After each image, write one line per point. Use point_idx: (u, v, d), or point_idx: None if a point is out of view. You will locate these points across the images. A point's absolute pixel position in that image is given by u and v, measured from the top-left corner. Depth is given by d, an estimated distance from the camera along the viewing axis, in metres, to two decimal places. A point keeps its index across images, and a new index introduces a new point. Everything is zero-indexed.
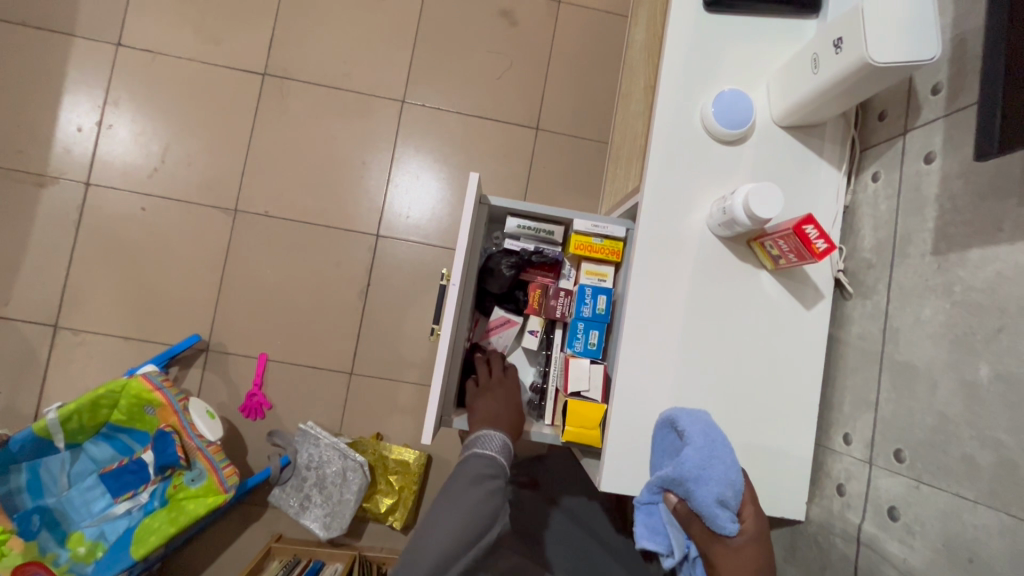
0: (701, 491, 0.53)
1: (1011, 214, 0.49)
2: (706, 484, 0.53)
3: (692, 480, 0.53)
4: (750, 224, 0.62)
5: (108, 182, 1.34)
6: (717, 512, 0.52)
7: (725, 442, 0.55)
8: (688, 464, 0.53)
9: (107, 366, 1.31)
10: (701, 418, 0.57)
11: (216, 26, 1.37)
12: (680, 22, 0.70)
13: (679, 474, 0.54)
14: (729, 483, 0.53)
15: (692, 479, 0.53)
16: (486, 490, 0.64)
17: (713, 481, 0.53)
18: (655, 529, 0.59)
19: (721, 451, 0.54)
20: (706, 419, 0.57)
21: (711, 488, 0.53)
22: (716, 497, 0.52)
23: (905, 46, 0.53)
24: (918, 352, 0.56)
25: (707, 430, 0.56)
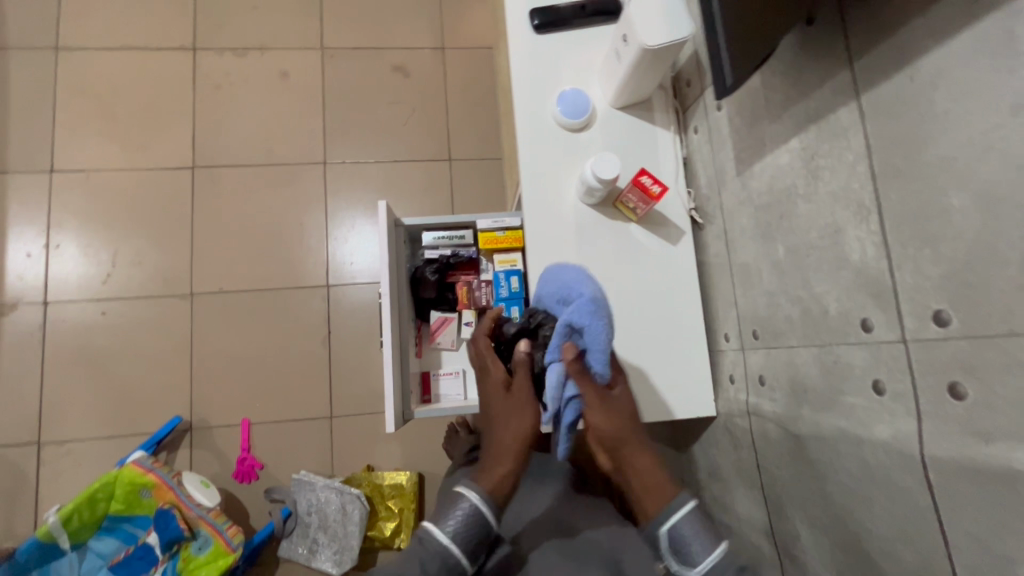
0: (592, 327, 0.63)
1: (768, 131, 0.65)
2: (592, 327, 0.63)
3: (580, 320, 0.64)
4: (603, 188, 0.78)
5: (66, 296, 1.42)
6: (599, 346, 0.64)
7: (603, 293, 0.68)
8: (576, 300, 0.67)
9: (95, 468, 1.36)
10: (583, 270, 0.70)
11: (140, 134, 1.50)
12: (518, 46, 0.87)
13: (576, 317, 0.64)
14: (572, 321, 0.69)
15: (586, 320, 0.64)
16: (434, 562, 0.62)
17: (593, 328, 0.63)
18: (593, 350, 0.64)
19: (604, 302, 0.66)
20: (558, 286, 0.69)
21: (596, 330, 0.63)
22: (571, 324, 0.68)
23: (666, 31, 0.70)
24: (748, 252, 0.71)
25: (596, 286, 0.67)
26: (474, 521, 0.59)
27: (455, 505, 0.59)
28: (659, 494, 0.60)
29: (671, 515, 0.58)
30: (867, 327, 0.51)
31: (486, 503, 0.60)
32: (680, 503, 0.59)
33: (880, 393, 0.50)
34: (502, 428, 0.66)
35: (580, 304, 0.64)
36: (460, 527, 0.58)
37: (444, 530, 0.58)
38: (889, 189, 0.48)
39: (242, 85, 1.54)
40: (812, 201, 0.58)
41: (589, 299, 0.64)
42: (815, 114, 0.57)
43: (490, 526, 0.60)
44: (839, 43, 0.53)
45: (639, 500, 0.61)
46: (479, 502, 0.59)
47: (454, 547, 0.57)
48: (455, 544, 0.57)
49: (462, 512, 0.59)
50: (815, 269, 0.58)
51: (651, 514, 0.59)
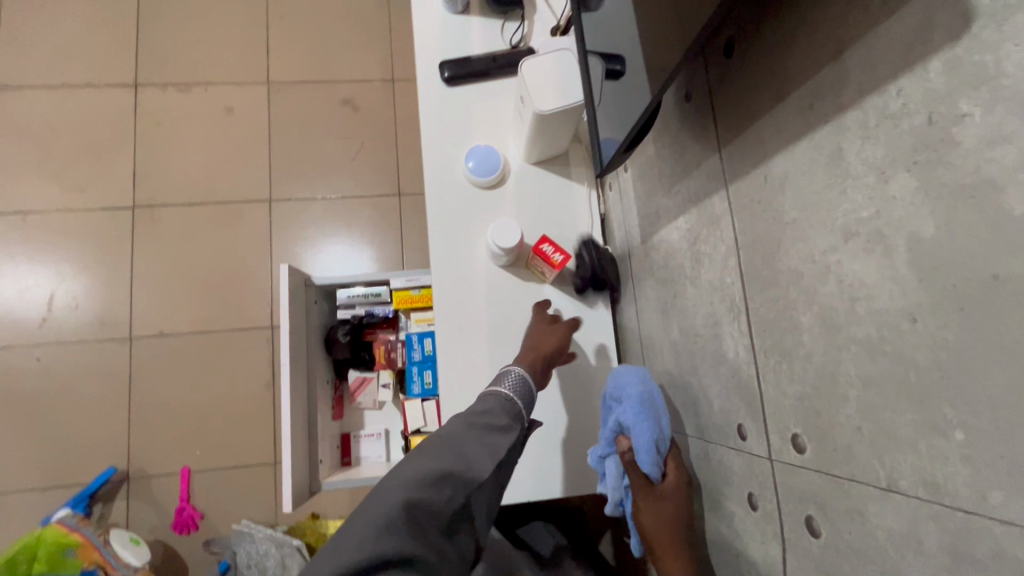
0: (637, 429, 0.56)
1: (662, 204, 0.62)
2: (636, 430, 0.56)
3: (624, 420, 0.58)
4: (506, 254, 0.75)
5: (0, 342, 1.38)
6: (646, 450, 0.55)
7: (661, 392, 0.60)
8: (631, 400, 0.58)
9: (27, 522, 1.31)
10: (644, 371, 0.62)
11: (80, 174, 1.47)
12: (428, 99, 0.84)
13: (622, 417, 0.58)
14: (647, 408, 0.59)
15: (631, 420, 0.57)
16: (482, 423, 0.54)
17: (637, 428, 0.56)
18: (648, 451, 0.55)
19: (658, 404, 0.58)
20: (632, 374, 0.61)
21: (642, 431, 0.56)
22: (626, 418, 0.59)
23: (561, 96, 0.67)
24: (652, 324, 0.68)
25: (651, 387, 0.59)
26: (525, 391, 0.60)
27: (503, 376, 0.60)
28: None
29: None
30: (742, 434, 0.47)
31: (532, 380, 0.62)
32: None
33: (753, 508, 0.46)
34: (544, 341, 0.70)
35: (627, 402, 0.58)
36: (513, 389, 0.59)
37: (503, 387, 0.59)
38: (753, 292, 0.44)
39: (185, 122, 1.51)
40: (697, 286, 0.54)
41: (636, 400, 0.58)
42: (695, 196, 0.53)
43: (534, 399, 0.60)
44: (709, 126, 0.49)
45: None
46: (525, 372, 0.61)
47: (515, 400, 0.58)
48: (516, 395, 0.58)
49: (513, 381, 0.60)
50: (701, 359, 0.55)
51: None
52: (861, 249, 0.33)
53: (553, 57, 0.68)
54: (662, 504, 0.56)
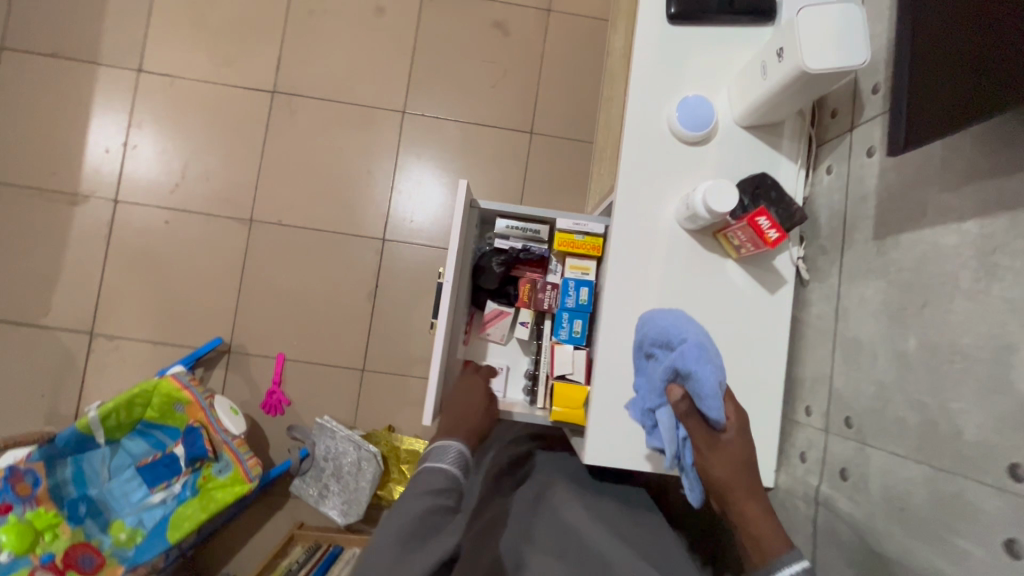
0: (701, 375, 0.59)
1: (932, 201, 0.55)
2: (700, 375, 0.59)
3: (683, 369, 0.61)
4: (710, 218, 0.69)
5: (134, 198, 1.44)
6: (711, 394, 0.59)
7: (705, 338, 0.66)
8: (689, 348, 0.61)
9: (139, 370, 1.41)
10: (682, 317, 0.68)
11: (228, 49, 1.47)
12: (646, 34, 0.77)
13: (681, 363, 0.60)
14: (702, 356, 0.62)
15: (692, 365, 0.60)
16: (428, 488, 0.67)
17: (698, 374, 0.59)
18: (707, 396, 0.59)
19: (709, 349, 0.64)
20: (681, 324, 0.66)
21: (703, 377, 0.59)
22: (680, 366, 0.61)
23: (835, 54, 0.59)
24: (863, 328, 0.62)
25: (697, 336, 0.64)
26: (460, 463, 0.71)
27: (444, 452, 0.72)
28: (773, 539, 0.59)
29: (783, 562, 0.57)
30: (1017, 475, 0.43)
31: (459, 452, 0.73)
32: (795, 556, 0.57)
33: (1016, 555, 0.43)
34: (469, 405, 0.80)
35: (684, 347, 0.62)
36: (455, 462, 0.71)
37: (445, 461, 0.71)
38: None
39: (334, 15, 1.48)
40: (977, 302, 0.48)
41: (693, 345, 0.62)
42: (1011, 200, 0.46)
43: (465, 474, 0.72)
44: None
45: (750, 548, 0.60)
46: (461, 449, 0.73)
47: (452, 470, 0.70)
48: (452, 469, 0.70)
49: (449, 457, 0.71)
50: (955, 381, 0.49)
51: (762, 562, 0.58)
52: None
53: (837, 6, 0.59)
54: (722, 448, 0.61)
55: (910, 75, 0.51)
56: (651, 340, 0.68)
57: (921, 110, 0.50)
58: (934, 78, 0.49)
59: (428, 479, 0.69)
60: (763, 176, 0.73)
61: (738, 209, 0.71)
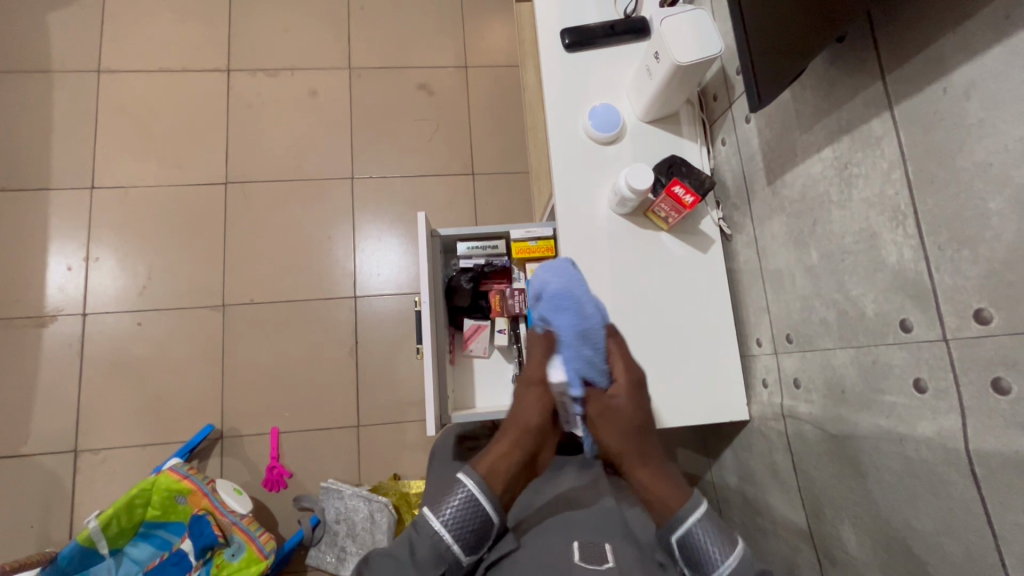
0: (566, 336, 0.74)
1: (799, 142, 0.68)
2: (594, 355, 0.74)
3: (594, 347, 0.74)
4: (636, 197, 0.81)
5: (103, 308, 1.47)
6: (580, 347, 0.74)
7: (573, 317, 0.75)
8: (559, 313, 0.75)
9: (130, 476, 1.39)
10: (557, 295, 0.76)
11: (176, 151, 1.56)
12: (550, 64, 0.91)
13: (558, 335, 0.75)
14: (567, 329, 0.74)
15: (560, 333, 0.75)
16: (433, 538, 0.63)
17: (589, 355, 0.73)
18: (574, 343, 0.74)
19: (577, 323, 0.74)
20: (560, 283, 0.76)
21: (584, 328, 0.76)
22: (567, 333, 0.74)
23: (695, 50, 0.74)
24: (779, 258, 0.74)
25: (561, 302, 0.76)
26: (473, 510, 0.64)
27: (454, 492, 0.65)
28: (674, 499, 0.66)
29: (687, 514, 0.64)
30: (906, 327, 0.53)
31: (486, 494, 0.65)
32: (692, 506, 0.64)
33: (922, 390, 0.52)
34: (526, 399, 0.72)
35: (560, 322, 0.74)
36: (457, 512, 0.64)
37: (440, 516, 0.64)
38: (925, 195, 0.50)
39: (272, 105, 1.60)
40: (847, 208, 0.60)
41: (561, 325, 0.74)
42: (847, 124, 0.59)
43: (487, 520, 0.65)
44: (870, 57, 0.55)
45: (656, 506, 0.66)
46: (476, 492, 0.65)
47: (450, 533, 0.63)
48: (450, 533, 0.63)
49: (452, 512, 0.64)
50: (850, 272, 0.60)
51: (667, 519, 0.65)
52: None
53: (689, 17, 0.75)
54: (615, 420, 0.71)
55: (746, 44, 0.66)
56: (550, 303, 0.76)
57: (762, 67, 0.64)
58: (763, 41, 0.63)
59: (421, 536, 0.64)
60: (674, 157, 0.86)
61: (659, 186, 0.84)
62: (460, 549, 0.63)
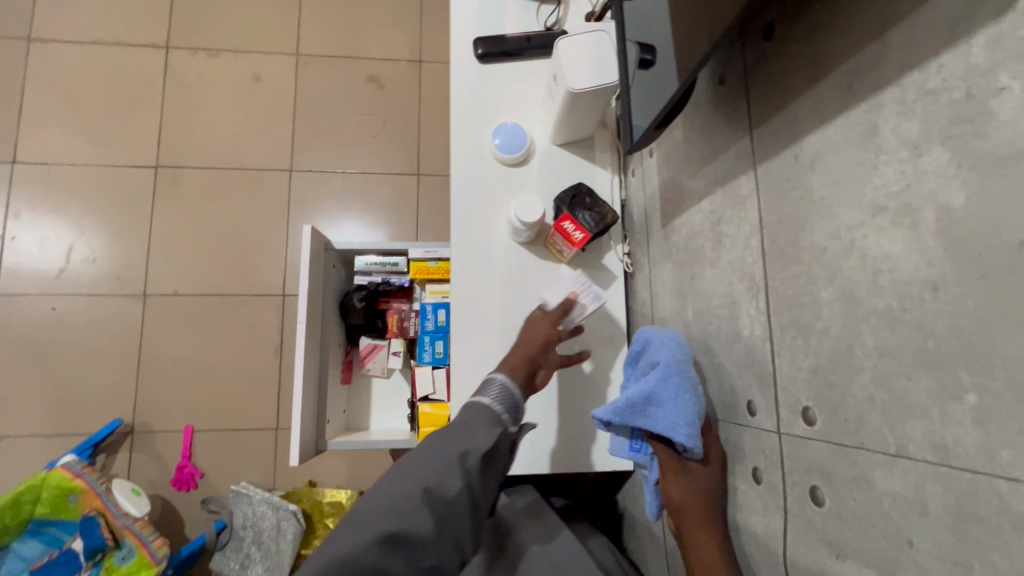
0: (674, 398, 0.52)
1: (686, 188, 0.63)
2: (677, 409, 0.51)
3: (661, 391, 0.53)
4: (529, 229, 0.76)
5: (17, 289, 1.41)
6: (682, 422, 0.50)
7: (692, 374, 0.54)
8: (666, 374, 0.53)
9: (32, 467, 1.34)
10: (678, 343, 0.56)
11: (106, 130, 1.49)
12: (460, 74, 0.85)
13: (656, 390, 0.53)
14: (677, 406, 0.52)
15: (667, 389, 0.52)
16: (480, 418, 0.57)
17: (673, 402, 0.52)
18: (675, 417, 0.51)
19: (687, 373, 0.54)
20: (679, 342, 0.57)
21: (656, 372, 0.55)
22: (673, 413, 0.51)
23: (593, 76, 0.68)
24: (666, 307, 0.69)
25: (682, 352, 0.55)
26: (507, 396, 0.60)
27: (489, 385, 0.61)
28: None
29: None
30: (751, 410, 0.48)
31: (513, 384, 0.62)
32: None
33: (758, 482, 0.47)
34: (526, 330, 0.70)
35: (660, 372, 0.54)
36: (497, 395, 0.60)
37: (486, 397, 0.59)
38: (774, 270, 0.46)
39: (212, 87, 1.53)
40: (716, 268, 0.56)
41: (666, 370, 0.53)
42: (721, 178, 0.54)
43: (519, 402, 0.61)
44: (741, 107, 0.50)
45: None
46: (507, 381, 0.62)
47: (496, 409, 0.59)
48: (496, 405, 0.59)
49: (494, 392, 0.60)
50: (716, 338, 0.56)
51: None
52: (889, 223, 0.34)
53: (589, 35, 0.69)
54: (696, 477, 0.51)
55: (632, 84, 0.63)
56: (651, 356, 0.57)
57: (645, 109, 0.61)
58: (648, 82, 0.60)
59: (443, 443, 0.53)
60: (580, 186, 0.81)
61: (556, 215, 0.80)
62: (510, 426, 0.59)
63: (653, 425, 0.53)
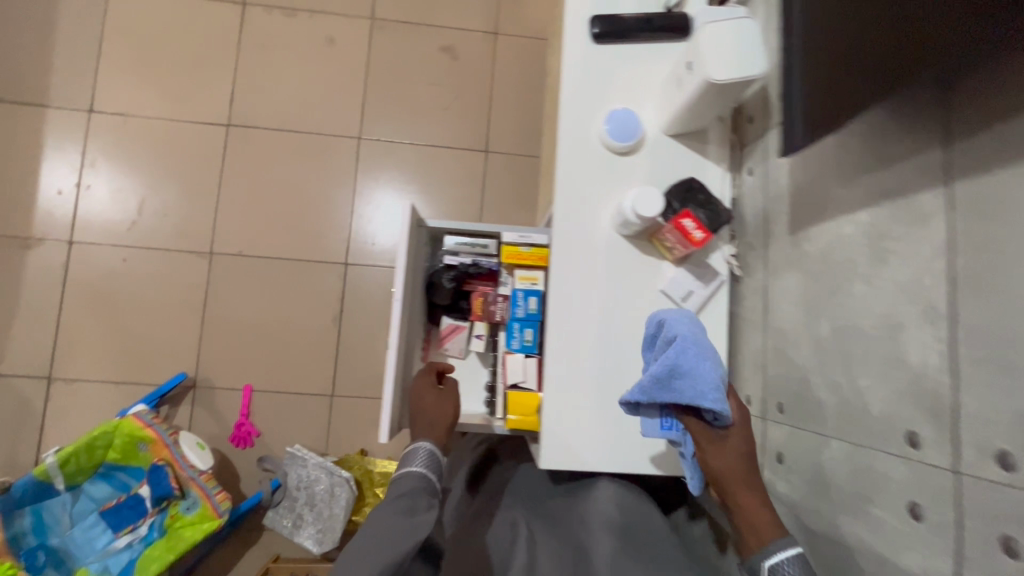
0: (698, 370, 0.58)
1: (832, 195, 0.59)
2: (701, 380, 0.57)
3: (683, 366, 0.58)
4: (640, 223, 0.73)
5: (90, 238, 1.43)
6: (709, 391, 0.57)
7: (708, 344, 0.60)
8: (687, 350, 0.58)
9: (99, 412, 1.38)
10: (688, 316, 0.62)
11: (180, 85, 1.48)
12: (572, 54, 0.81)
13: (680, 363, 0.58)
14: (701, 377, 0.58)
15: (692, 363, 0.58)
16: (406, 490, 0.70)
17: (697, 374, 0.58)
18: (701, 387, 0.57)
19: (704, 345, 0.60)
20: (688, 315, 0.62)
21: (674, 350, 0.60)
22: (698, 383, 0.57)
23: (733, 66, 0.64)
24: (787, 318, 0.66)
25: (693, 326, 0.61)
26: (432, 461, 0.74)
27: (411, 456, 0.73)
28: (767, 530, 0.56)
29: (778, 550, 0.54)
30: (914, 442, 0.46)
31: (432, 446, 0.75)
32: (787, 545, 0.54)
33: (918, 518, 0.45)
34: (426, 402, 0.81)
35: (680, 348, 0.59)
36: (422, 464, 0.73)
37: (414, 465, 0.72)
38: (968, 299, 0.42)
39: (285, 47, 1.51)
40: (872, 286, 0.52)
41: (688, 347, 0.59)
42: (891, 190, 0.50)
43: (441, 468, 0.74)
44: (932, 117, 0.46)
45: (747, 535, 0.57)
46: (431, 448, 0.74)
47: (426, 473, 0.72)
48: (426, 471, 0.72)
49: (420, 457, 0.73)
50: (862, 360, 0.53)
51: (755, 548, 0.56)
52: None
53: (733, 21, 0.64)
54: (728, 442, 0.60)
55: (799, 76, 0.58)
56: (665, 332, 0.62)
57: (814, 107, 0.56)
58: (821, 76, 0.55)
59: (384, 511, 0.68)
60: (692, 181, 0.76)
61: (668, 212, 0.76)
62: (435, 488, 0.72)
63: (678, 396, 0.58)
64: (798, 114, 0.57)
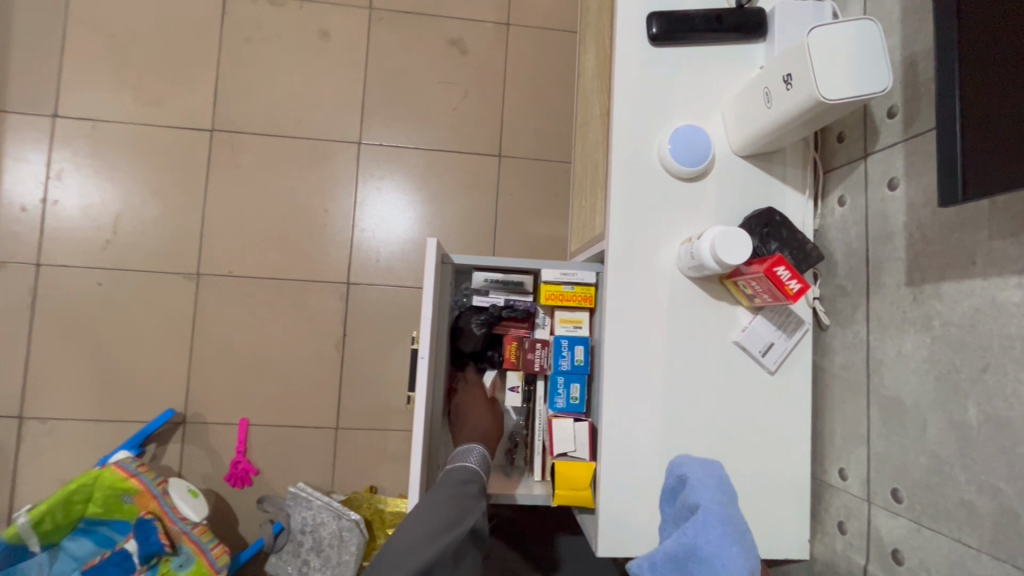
0: (723, 554, 0.45)
1: (982, 248, 0.48)
2: (725, 560, 0.45)
3: (705, 541, 0.46)
4: (719, 269, 0.61)
5: (60, 259, 1.28)
6: None
7: (740, 522, 0.49)
8: (710, 526, 0.47)
9: (79, 453, 1.25)
10: (719, 483, 0.53)
11: (157, 85, 1.32)
12: (627, 59, 0.68)
13: (700, 541, 0.46)
14: (727, 566, 0.44)
15: (716, 542, 0.46)
16: (458, 481, 0.66)
17: (721, 560, 0.45)
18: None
19: (736, 523, 0.49)
20: (720, 481, 0.53)
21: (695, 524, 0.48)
22: (723, 575, 0.44)
23: (850, 81, 0.52)
24: (905, 387, 0.55)
25: (724, 498, 0.51)
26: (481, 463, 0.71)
27: (467, 453, 0.71)
28: None
29: None
30: None
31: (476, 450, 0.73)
32: None
33: None
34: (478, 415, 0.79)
35: (702, 519, 0.48)
36: (471, 463, 0.70)
37: (466, 462, 0.70)
38: None
39: (274, 41, 1.35)
40: None
41: (713, 519, 0.48)
42: None
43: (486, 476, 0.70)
44: None
45: None
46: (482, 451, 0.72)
47: (476, 472, 0.69)
48: (478, 470, 0.69)
49: (473, 457, 0.71)
50: None
51: None
52: None
53: (852, 23, 0.51)
54: None
55: (958, 102, 0.48)
56: (689, 501, 0.52)
57: (984, 149, 0.46)
58: (1003, 108, 0.44)
59: (440, 495, 0.64)
60: (770, 212, 0.65)
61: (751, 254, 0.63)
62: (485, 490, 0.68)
63: None
64: (963, 159, 0.47)
